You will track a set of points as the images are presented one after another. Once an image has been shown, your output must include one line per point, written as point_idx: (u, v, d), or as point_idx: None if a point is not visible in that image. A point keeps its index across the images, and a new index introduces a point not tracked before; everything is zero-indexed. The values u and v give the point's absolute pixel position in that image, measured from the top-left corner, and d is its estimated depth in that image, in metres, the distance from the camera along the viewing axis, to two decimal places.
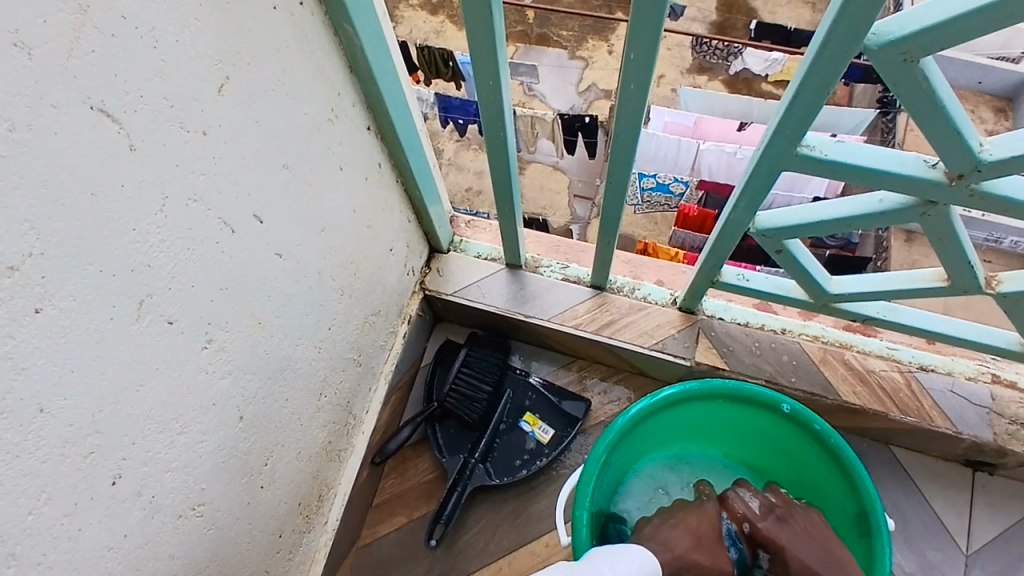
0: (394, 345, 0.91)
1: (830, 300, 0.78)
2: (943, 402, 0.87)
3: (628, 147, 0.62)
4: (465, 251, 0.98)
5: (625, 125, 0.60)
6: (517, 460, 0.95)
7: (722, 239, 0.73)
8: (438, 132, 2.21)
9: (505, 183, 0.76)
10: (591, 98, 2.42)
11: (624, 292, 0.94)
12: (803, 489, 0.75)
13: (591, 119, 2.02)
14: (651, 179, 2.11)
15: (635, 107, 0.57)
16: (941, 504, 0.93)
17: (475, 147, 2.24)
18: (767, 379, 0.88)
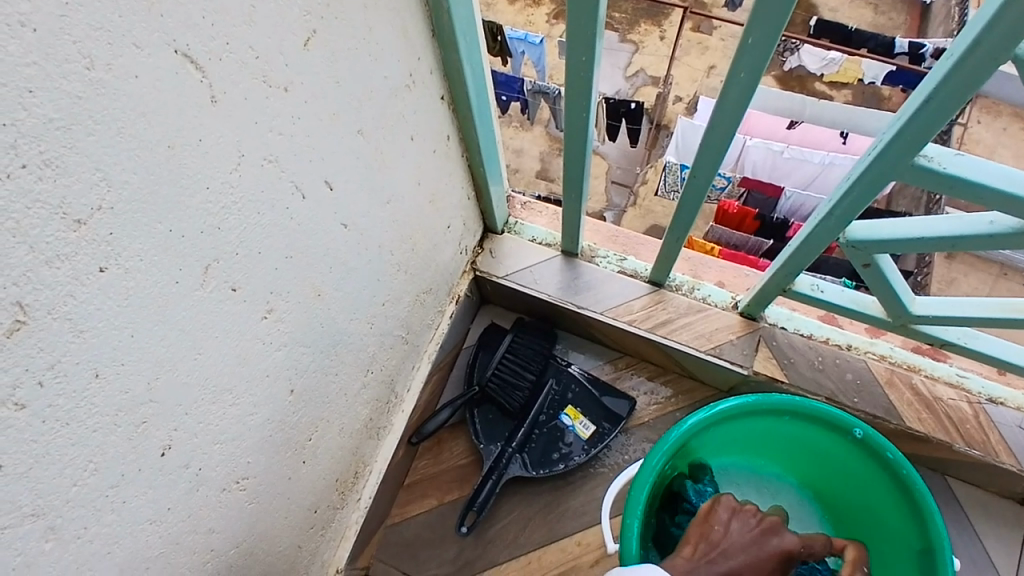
0: (440, 325, 0.89)
1: (909, 321, 0.73)
2: (1013, 439, 0.81)
3: (724, 137, 0.58)
4: (520, 234, 0.95)
5: (726, 114, 0.55)
6: (555, 454, 0.92)
7: (804, 247, 0.69)
8: None
9: (579, 168, 0.72)
10: (639, 84, 2.36)
11: (683, 291, 0.90)
12: (862, 517, 0.72)
13: (635, 105, 2.01)
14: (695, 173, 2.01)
15: (739, 97, 0.53)
16: (998, 544, 0.88)
17: (517, 124, 2.21)
18: (827, 396, 0.84)
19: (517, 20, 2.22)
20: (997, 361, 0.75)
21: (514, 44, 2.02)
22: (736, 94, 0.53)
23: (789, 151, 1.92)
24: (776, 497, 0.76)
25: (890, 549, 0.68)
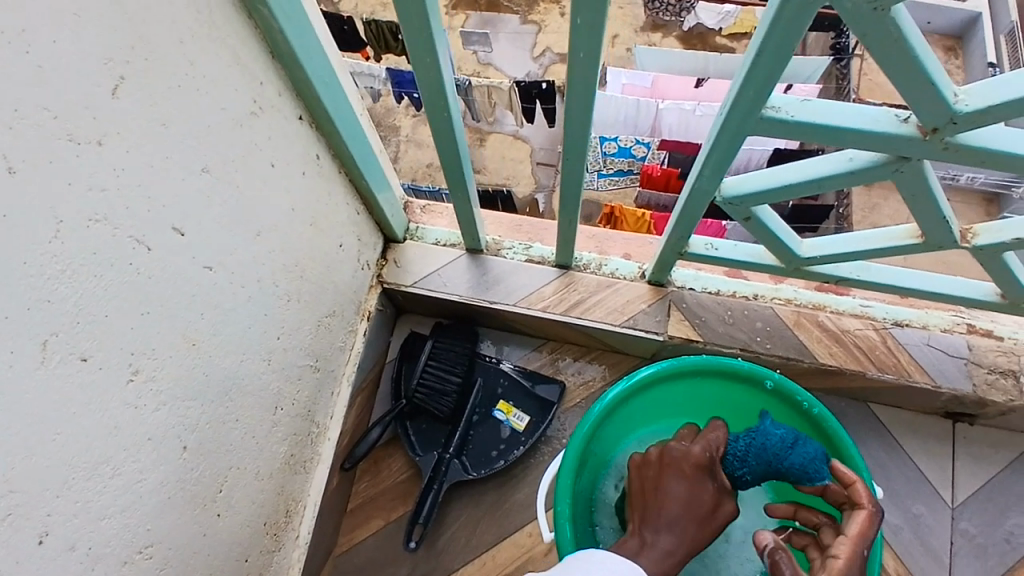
0: (354, 345, 0.87)
1: (802, 265, 0.75)
2: (921, 357, 0.85)
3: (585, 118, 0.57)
4: (423, 238, 0.93)
5: (580, 95, 0.54)
6: (494, 451, 0.92)
7: (689, 209, 0.69)
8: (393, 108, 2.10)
9: (457, 164, 0.71)
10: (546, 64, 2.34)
11: (591, 269, 0.91)
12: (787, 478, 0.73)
13: (547, 84, 1.84)
14: (613, 143, 1.97)
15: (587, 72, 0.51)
16: (925, 460, 0.91)
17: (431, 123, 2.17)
18: (741, 348, 0.86)
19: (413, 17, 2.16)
20: (890, 288, 0.78)
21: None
22: (584, 72, 0.52)
23: (702, 108, 1.88)
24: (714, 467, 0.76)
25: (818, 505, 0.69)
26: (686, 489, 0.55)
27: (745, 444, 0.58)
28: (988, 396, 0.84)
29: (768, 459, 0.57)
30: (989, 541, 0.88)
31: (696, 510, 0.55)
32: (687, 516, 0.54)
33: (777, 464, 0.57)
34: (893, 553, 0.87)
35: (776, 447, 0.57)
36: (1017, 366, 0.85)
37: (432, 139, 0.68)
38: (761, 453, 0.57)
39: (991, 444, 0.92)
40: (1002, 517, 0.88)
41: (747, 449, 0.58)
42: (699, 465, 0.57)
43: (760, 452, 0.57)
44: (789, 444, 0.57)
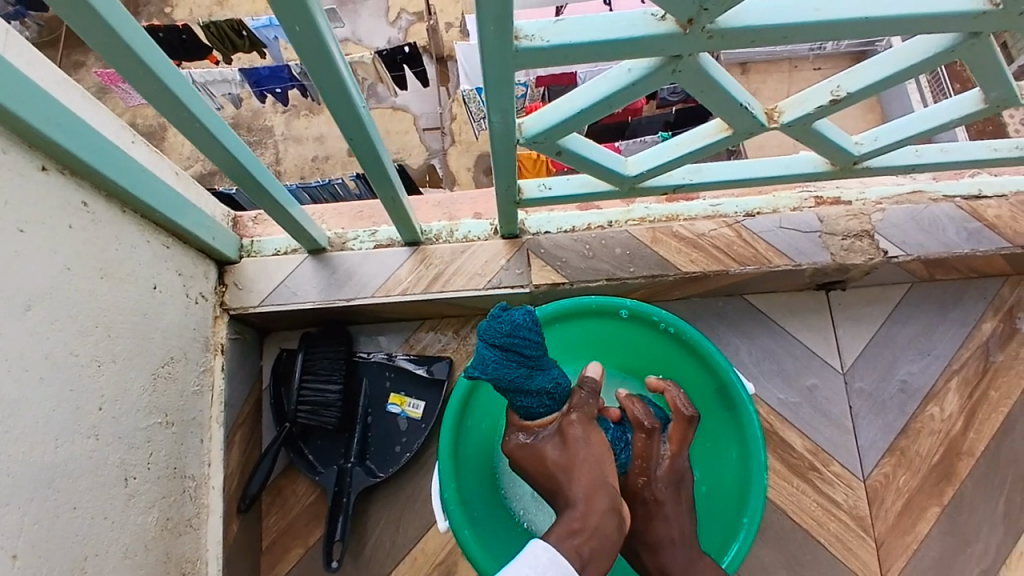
0: (213, 384, 0.81)
1: (634, 183, 0.73)
2: (778, 241, 0.85)
3: (343, 93, 0.53)
4: (261, 252, 0.87)
5: (325, 73, 0.49)
6: (396, 446, 0.89)
7: (499, 158, 0.66)
8: (258, 108, 1.92)
9: (245, 173, 0.68)
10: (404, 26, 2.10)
11: (444, 238, 0.87)
12: None
13: (410, 49, 1.57)
14: None
15: (329, 69, 0.49)
16: (810, 336, 0.93)
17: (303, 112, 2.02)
18: (607, 278, 0.85)
19: (253, 6, 1.96)
20: (727, 184, 0.77)
21: (261, 33, 1.59)
22: (321, 68, 0.49)
23: None
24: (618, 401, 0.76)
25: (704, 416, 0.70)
26: (557, 449, 0.57)
27: (514, 369, 0.53)
28: (848, 261, 0.85)
29: (532, 343, 0.53)
30: (883, 395, 0.91)
31: (582, 452, 0.56)
32: (571, 466, 0.55)
33: (512, 353, 0.52)
34: (798, 431, 0.89)
35: (518, 322, 0.52)
36: (869, 226, 0.85)
37: (204, 154, 0.64)
38: (522, 347, 0.52)
39: (867, 303, 0.94)
40: (888, 369, 0.92)
41: (508, 369, 0.53)
42: (555, 411, 0.58)
43: (520, 344, 0.52)
44: (505, 331, 0.52)
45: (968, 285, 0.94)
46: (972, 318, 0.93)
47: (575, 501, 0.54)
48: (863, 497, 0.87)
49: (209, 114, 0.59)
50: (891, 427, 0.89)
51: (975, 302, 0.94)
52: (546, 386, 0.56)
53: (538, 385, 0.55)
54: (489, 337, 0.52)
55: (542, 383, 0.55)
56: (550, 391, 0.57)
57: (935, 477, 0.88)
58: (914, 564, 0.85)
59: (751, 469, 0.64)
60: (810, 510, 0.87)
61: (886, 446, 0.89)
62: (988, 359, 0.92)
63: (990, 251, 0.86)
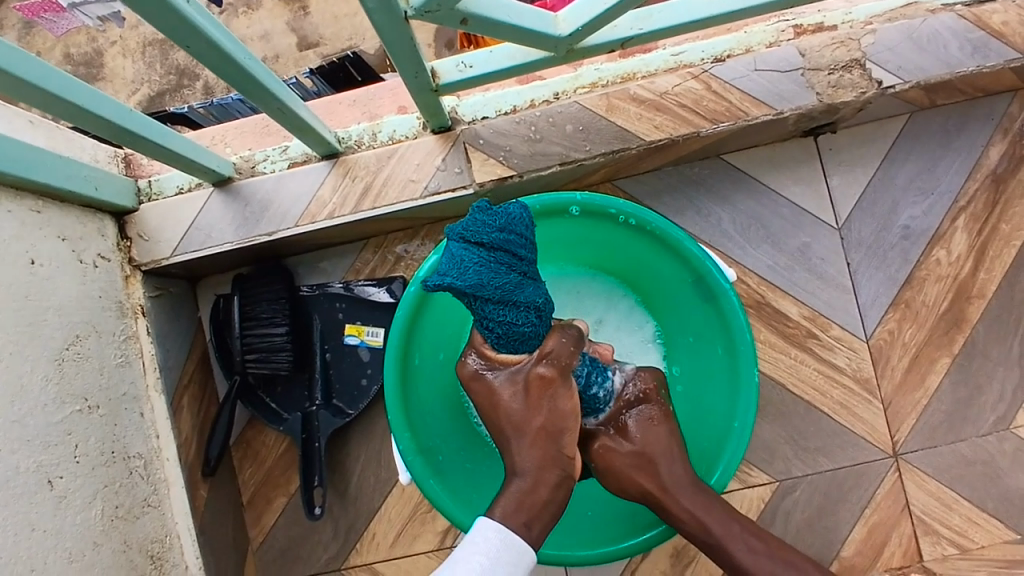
0: (142, 350, 0.73)
1: (571, 45, 0.60)
2: (754, 87, 0.72)
3: None
4: (162, 193, 0.76)
5: None
6: (363, 380, 0.82)
7: (389, 38, 0.52)
8: None
9: (112, 126, 0.58)
10: None
11: (366, 144, 0.74)
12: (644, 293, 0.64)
13: None
14: None
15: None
16: (799, 192, 0.82)
17: None
18: (561, 162, 0.73)
19: None
20: (685, 28, 0.64)
21: None
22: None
23: None
24: (586, 306, 0.67)
25: (684, 311, 0.62)
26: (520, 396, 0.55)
27: (506, 274, 0.48)
28: (838, 100, 0.72)
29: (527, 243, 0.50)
30: (884, 245, 0.82)
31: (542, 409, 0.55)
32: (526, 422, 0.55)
33: (501, 250, 0.48)
34: (793, 299, 0.81)
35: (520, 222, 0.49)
36: (858, 53, 0.72)
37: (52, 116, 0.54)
38: (519, 244, 0.49)
39: (860, 143, 0.83)
40: (888, 217, 0.82)
41: (496, 274, 0.47)
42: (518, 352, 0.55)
43: (519, 246, 0.48)
44: (491, 216, 0.48)
45: (974, 106, 0.82)
46: (979, 145, 0.82)
47: (524, 469, 0.54)
48: (867, 358, 0.81)
49: (25, 61, 0.49)
50: (894, 280, 0.81)
51: (981, 126, 0.82)
52: (536, 300, 0.51)
53: (529, 296, 0.50)
54: (482, 236, 0.47)
55: (534, 296, 0.50)
56: (539, 304, 0.51)
57: (944, 327, 0.81)
58: (925, 420, 0.80)
59: (740, 364, 0.57)
60: (810, 379, 0.80)
61: (890, 301, 0.81)
62: (997, 189, 0.81)
63: (997, 64, 0.73)
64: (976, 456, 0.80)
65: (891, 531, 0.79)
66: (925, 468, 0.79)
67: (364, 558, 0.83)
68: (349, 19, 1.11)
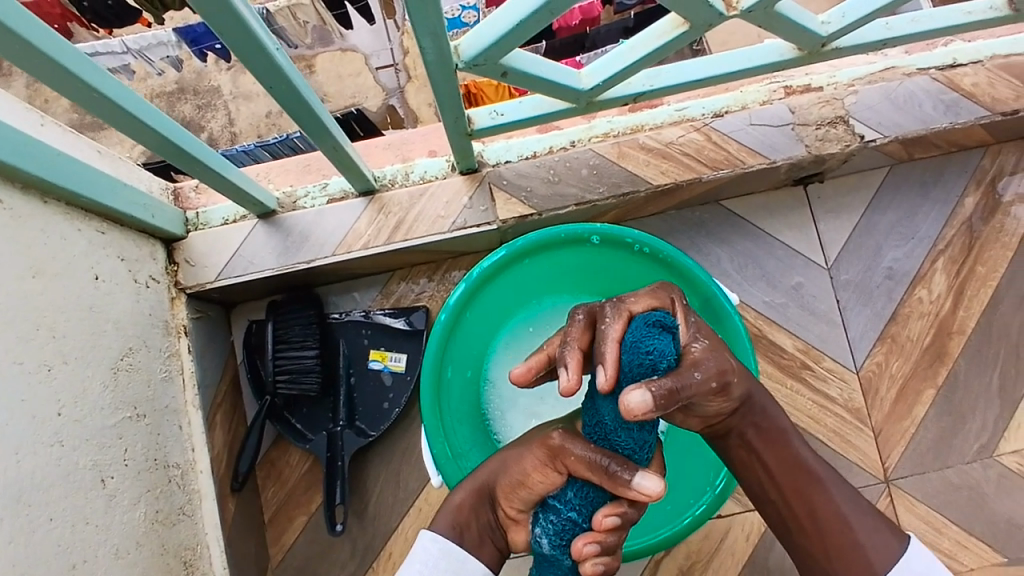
0: (183, 367, 0.78)
1: (592, 97, 0.68)
2: (750, 139, 0.81)
3: (225, 9, 0.46)
4: (208, 223, 0.82)
5: None
6: (385, 403, 0.87)
7: (438, 88, 0.60)
8: None
9: (183, 154, 0.65)
10: None
11: (399, 183, 0.82)
12: None
13: None
14: None
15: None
16: (790, 235, 0.90)
17: None
18: (577, 203, 0.81)
19: None
20: (690, 85, 0.72)
21: None
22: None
23: None
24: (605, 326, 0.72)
25: None
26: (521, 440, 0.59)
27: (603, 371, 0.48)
28: (825, 151, 0.81)
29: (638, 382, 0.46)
30: (870, 285, 0.89)
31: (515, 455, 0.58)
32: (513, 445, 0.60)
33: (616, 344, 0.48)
34: (787, 332, 0.88)
35: (648, 357, 0.46)
36: (842, 111, 0.81)
37: (131, 139, 0.61)
38: (623, 371, 0.46)
39: (844, 192, 0.91)
40: (872, 259, 0.89)
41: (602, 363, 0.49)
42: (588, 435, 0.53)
43: (623, 368, 0.47)
44: (647, 333, 0.46)
45: (948, 160, 0.91)
46: (954, 195, 0.90)
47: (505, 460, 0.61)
48: (857, 389, 0.87)
49: (130, 97, 0.57)
50: (880, 316, 0.88)
51: (955, 178, 0.91)
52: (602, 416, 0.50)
53: (599, 405, 0.49)
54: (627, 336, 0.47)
55: (603, 409, 0.49)
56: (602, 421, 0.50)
57: (928, 360, 0.87)
58: (913, 447, 0.86)
59: None
60: (806, 408, 0.86)
61: (876, 335, 0.88)
62: (972, 234, 0.90)
63: (970, 121, 0.82)
64: (964, 483, 0.85)
65: None
66: (915, 493, 0.84)
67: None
68: (353, 78, 1.19)
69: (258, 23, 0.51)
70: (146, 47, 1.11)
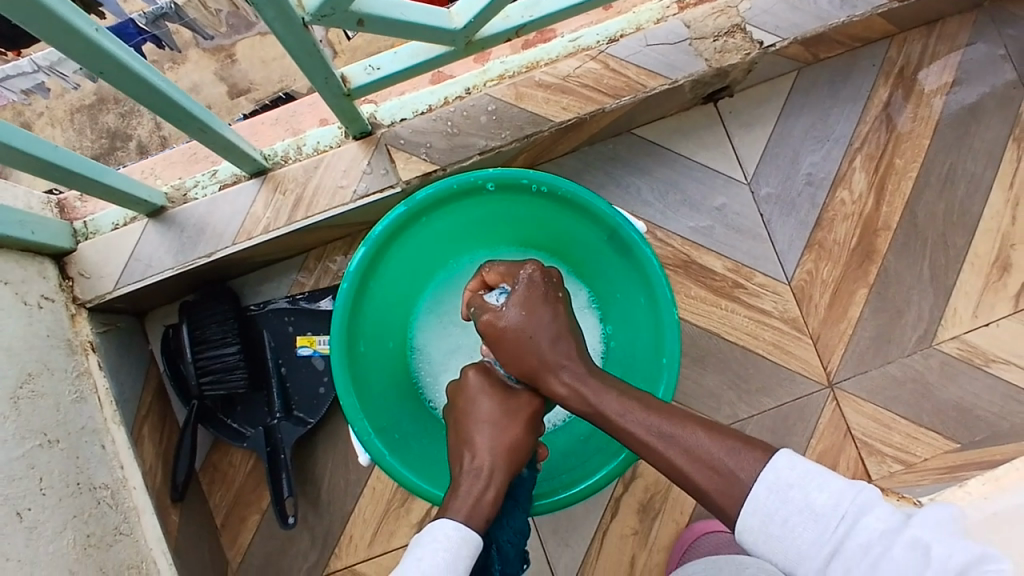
0: (95, 384, 0.74)
1: (469, 36, 0.64)
2: (647, 61, 0.78)
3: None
4: (99, 230, 0.77)
5: None
6: (320, 387, 0.84)
7: (292, 47, 0.56)
8: None
9: (51, 166, 0.60)
10: None
11: (292, 158, 0.77)
12: (565, 259, 0.70)
13: None
14: None
15: None
16: (707, 155, 0.88)
17: None
18: (481, 152, 0.77)
19: None
20: (573, 11, 0.68)
21: None
22: None
23: None
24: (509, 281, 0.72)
25: (605, 269, 0.67)
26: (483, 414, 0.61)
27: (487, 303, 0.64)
28: (724, 63, 0.78)
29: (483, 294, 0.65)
30: (792, 193, 0.88)
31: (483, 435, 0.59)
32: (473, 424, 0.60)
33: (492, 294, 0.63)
34: (716, 254, 0.87)
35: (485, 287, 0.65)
36: (738, 19, 0.78)
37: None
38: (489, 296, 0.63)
39: (756, 103, 0.89)
40: (792, 168, 0.88)
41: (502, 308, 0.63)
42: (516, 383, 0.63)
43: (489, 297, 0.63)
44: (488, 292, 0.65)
45: (856, 56, 0.90)
46: (865, 91, 0.89)
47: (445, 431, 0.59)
48: (791, 299, 0.86)
49: None
50: (805, 224, 0.87)
51: (864, 74, 0.90)
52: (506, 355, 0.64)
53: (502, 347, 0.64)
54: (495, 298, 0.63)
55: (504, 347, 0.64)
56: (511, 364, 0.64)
57: (858, 260, 0.87)
58: (853, 348, 0.86)
59: (660, 306, 0.61)
60: (743, 327, 0.86)
61: (804, 243, 0.87)
62: (887, 128, 0.89)
63: (866, 12, 0.80)
64: (907, 376, 0.86)
65: (840, 456, 0.84)
66: (860, 393, 0.85)
67: (345, 560, 0.84)
68: None
69: (64, 2, 0.44)
70: (59, 62, 0.80)
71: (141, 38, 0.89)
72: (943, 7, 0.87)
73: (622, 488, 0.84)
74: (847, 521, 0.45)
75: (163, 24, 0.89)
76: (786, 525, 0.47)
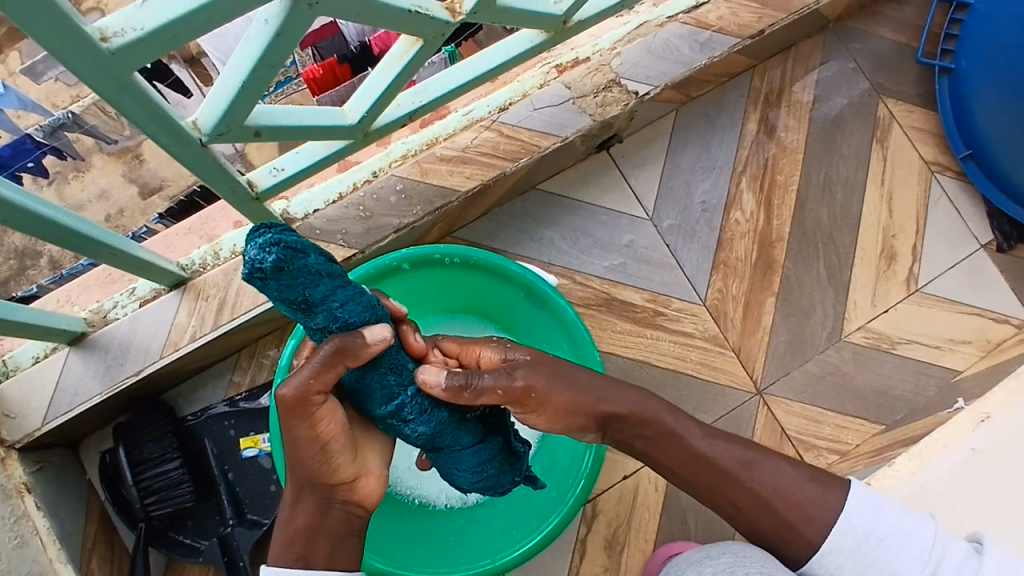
0: (35, 526, 0.72)
1: (365, 128, 0.68)
2: (537, 124, 0.84)
3: None
4: (19, 367, 0.76)
5: None
6: (270, 485, 0.83)
7: (193, 165, 0.58)
8: None
9: None
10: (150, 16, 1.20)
11: (210, 264, 0.79)
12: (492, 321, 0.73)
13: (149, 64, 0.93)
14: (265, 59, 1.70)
15: None
16: (609, 198, 0.94)
17: None
18: (395, 230, 0.81)
19: None
20: (458, 90, 0.74)
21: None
22: None
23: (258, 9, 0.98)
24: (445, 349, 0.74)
25: (529, 323, 0.71)
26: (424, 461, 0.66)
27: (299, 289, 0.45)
28: (608, 115, 0.85)
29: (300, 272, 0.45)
30: (692, 221, 0.95)
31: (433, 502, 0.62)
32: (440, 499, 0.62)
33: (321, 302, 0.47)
34: (633, 288, 0.92)
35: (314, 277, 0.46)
36: (612, 75, 0.86)
37: None
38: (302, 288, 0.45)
39: (644, 144, 0.96)
40: (687, 198, 0.95)
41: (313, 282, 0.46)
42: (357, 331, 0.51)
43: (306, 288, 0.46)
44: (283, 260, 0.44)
45: (726, 89, 0.98)
46: (738, 119, 0.98)
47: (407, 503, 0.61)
48: (709, 318, 0.92)
49: None
50: (709, 247, 0.94)
51: (736, 104, 0.98)
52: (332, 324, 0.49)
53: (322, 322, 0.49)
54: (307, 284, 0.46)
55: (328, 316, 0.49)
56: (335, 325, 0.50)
57: (761, 273, 0.94)
58: (772, 354, 0.92)
59: (582, 351, 0.65)
60: (670, 351, 0.91)
61: (710, 265, 0.94)
62: (764, 150, 0.97)
63: (724, 52, 0.89)
64: (825, 370, 0.92)
65: None
66: (786, 394, 0.91)
67: None
68: None
69: None
70: None
71: (40, 151, 0.93)
72: (790, 36, 0.97)
73: (585, 527, 0.86)
74: (941, 549, 0.54)
75: (62, 135, 0.94)
76: (879, 544, 0.55)
